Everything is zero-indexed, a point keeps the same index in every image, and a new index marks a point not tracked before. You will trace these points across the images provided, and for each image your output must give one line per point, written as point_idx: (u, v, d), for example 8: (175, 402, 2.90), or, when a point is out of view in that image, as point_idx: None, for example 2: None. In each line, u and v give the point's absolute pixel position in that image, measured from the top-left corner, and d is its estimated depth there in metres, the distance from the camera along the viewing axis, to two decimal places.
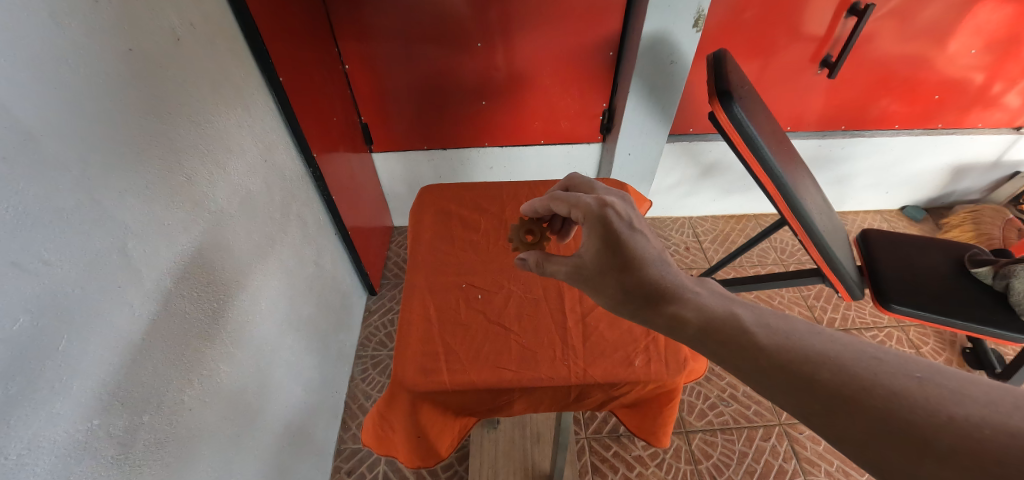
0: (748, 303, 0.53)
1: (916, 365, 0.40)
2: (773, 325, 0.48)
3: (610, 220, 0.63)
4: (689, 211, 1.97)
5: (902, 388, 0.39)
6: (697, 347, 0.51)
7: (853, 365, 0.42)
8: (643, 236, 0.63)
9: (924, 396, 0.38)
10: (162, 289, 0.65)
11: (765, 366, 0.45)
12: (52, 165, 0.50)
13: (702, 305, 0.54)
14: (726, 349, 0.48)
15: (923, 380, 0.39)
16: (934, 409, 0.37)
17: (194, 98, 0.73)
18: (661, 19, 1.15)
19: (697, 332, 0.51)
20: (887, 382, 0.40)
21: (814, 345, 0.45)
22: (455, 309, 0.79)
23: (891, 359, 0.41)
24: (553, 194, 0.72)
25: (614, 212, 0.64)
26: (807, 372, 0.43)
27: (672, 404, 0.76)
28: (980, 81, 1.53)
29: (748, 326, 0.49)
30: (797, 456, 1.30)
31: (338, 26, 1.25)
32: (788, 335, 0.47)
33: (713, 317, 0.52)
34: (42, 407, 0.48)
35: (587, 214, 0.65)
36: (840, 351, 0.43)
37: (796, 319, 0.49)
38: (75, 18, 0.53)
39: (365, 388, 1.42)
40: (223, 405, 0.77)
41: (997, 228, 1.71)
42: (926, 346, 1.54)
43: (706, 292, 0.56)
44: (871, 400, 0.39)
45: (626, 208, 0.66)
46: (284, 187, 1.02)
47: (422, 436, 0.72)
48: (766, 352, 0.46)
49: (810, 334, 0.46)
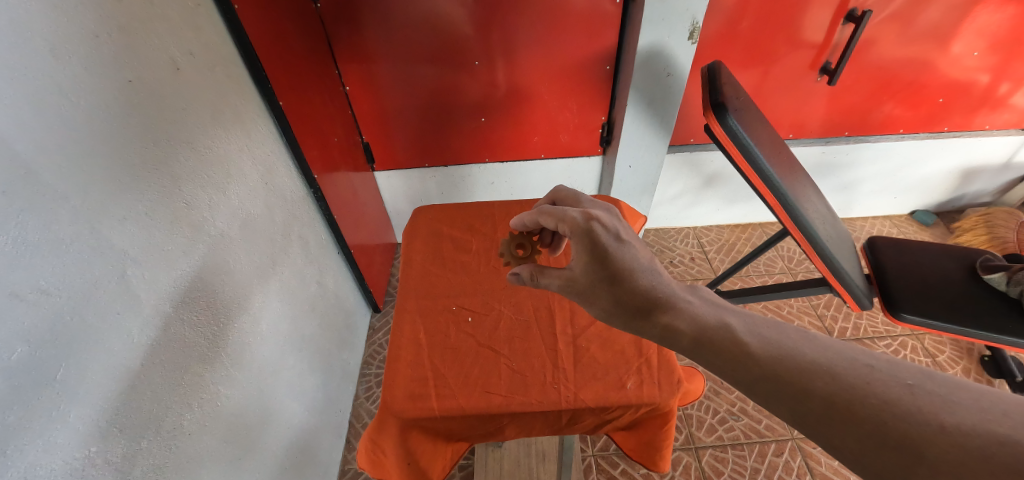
0: (740, 312, 0.53)
1: (906, 372, 0.41)
2: (765, 333, 0.49)
3: (596, 233, 0.61)
4: (693, 221, 1.95)
5: (895, 396, 0.39)
6: (692, 356, 0.51)
7: (847, 374, 0.42)
8: (631, 247, 0.61)
9: (915, 404, 0.38)
10: (162, 314, 0.65)
11: (759, 377, 0.45)
12: (52, 197, 0.51)
13: (695, 315, 0.53)
14: (720, 360, 0.48)
15: (915, 388, 0.40)
16: (926, 417, 0.37)
17: (194, 125, 0.74)
18: (655, 33, 1.15)
19: (691, 343, 0.51)
20: (880, 390, 0.40)
21: (806, 355, 0.45)
22: (444, 332, 0.78)
23: (883, 366, 0.42)
24: (540, 207, 0.71)
25: (600, 225, 0.62)
26: (801, 382, 0.43)
27: (668, 427, 0.74)
28: (986, 82, 1.50)
29: (740, 335, 0.49)
30: (812, 472, 1.26)
31: (337, 50, 1.27)
32: (781, 346, 0.47)
33: (705, 327, 0.51)
34: (39, 437, 0.48)
35: (573, 228, 0.63)
36: (832, 359, 0.44)
37: (788, 327, 0.49)
38: (75, 54, 0.54)
39: (369, 406, 1.41)
40: (223, 430, 0.76)
41: (1010, 230, 1.65)
42: (943, 355, 1.50)
43: (698, 301, 0.56)
44: (865, 410, 0.39)
45: (609, 222, 0.64)
46: (284, 209, 1.03)
47: (413, 462, 0.71)
48: (760, 362, 0.46)
49: (801, 344, 0.46)
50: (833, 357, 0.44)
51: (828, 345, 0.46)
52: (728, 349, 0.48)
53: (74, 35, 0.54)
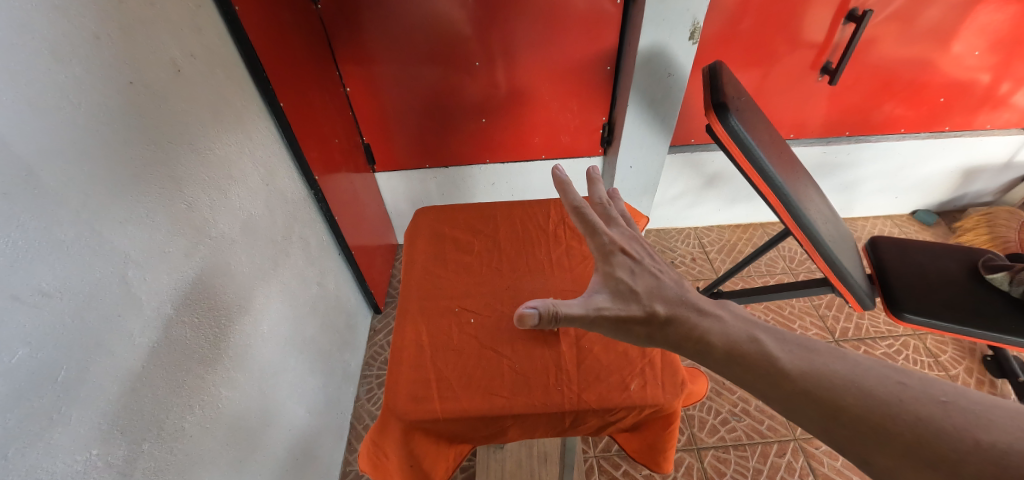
0: (772, 329, 0.54)
1: (938, 389, 0.41)
2: (798, 350, 0.50)
3: (623, 260, 0.65)
4: (695, 221, 1.95)
5: (929, 414, 0.40)
6: (724, 372, 0.52)
7: (879, 390, 0.43)
8: (657, 272, 0.64)
9: (949, 421, 0.39)
10: (163, 316, 0.65)
11: (792, 394, 0.46)
12: (52, 200, 0.50)
13: (726, 330, 0.54)
14: (754, 377, 0.49)
15: (949, 405, 0.40)
16: (961, 434, 0.38)
17: (194, 126, 0.74)
18: (656, 33, 1.15)
19: (724, 357, 0.52)
20: (912, 407, 0.41)
21: (838, 371, 0.46)
22: (447, 334, 0.78)
23: (915, 384, 0.43)
24: (575, 208, 0.70)
25: (626, 253, 0.66)
26: (832, 398, 0.44)
27: (672, 428, 0.74)
28: (986, 81, 1.50)
29: (772, 352, 0.50)
30: (814, 473, 1.26)
31: (338, 51, 1.27)
32: (813, 361, 0.48)
33: (737, 342, 0.52)
34: (40, 440, 0.48)
35: (602, 250, 0.66)
36: (863, 376, 0.45)
37: (819, 343, 0.50)
38: (76, 56, 0.54)
39: (370, 408, 1.41)
40: (224, 431, 0.76)
41: (1012, 230, 1.65)
42: (945, 355, 1.50)
43: (729, 316, 0.57)
44: (898, 426, 0.40)
45: (631, 244, 0.69)
46: (285, 210, 1.03)
47: (415, 464, 0.71)
48: (792, 378, 0.47)
49: (833, 360, 0.47)
50: (865, 374, 0.45)
51: (859, 361, 0.46)
52: (763, 366, 0.49)
53: (74, 36, 0.54)
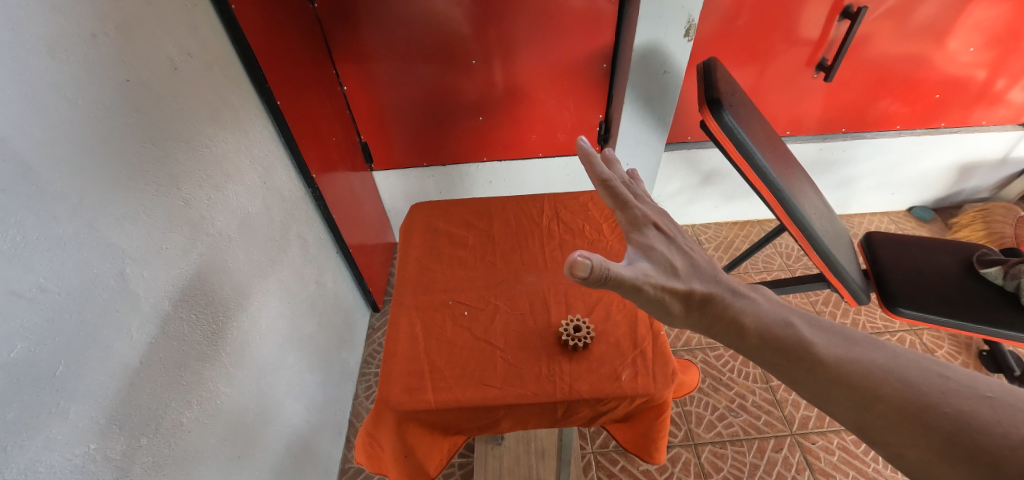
0: (804, 313, 0.55)
1: (986, 385, 0.41)
2: (833, 337, 0.51)
3: (658, 234, 0.63)
4: (692, 218, 1.95)
5: (971, 407, 0.40)
6: (756, 352, 0.53)
7: (921, 382, 0.44)
8: (687, 249, 0.63)
9: (994, 416, 0.39)
10: (162, 312, 0.66)
11: (827, 381, 0.47)
12: (51, 196, 0.51)
13: (759, 311, 0.55)
14: (784, 360, 0.50)
15: (994, 400, 0.40)
16: (1006, 430, 0.38)
17: (192, 125, 0.75)
18: (652, 30, 1.16)
19: (758, 340, 0.53)
20: (955, 400, 0.41)
21: (876, 360, 0.47)
22: (441, 326, 0.79)
23: (959, 378, 0.43)
24: (604, 180, 0.67)
25: (660, 227, 0.64)
26: (870, 389, 0.45)
27: (663, 418, 0.75)
28: (982, 77, 1.51)
29: (807, 337, 0.51)
30: (811, 467, 1.26)
31: (335, 49, 1.28)
32: (850, 350, 0.49)
33: (771, 326, 0.53)
34: (39, 433, 0.49)
35: (638, 222, 0.63)
36: (905, 368, 0.45)
37: (858, 334, 0.51)
38: (74, 53, 0.55)
39: (368, 405, 1.41)
40: (223, 427, 0.77)
41: (1008, 226, 1.66)
42: (941, 349, 1.51)
43: (762, 299, 0.57)
44: (940, 418, 0.41)
45: (660, 218, 0.67)
46: (283, 208, 1.03)
47: (410, 455, 0.72)
48: (826, 365, 0.48)
49: (872, 351, 0.48)
50: (906, 366, 0.45)
51: (901, 354, 0.47)
52: (795, 350, 0.50)
53: (72, 34, 0.55)
